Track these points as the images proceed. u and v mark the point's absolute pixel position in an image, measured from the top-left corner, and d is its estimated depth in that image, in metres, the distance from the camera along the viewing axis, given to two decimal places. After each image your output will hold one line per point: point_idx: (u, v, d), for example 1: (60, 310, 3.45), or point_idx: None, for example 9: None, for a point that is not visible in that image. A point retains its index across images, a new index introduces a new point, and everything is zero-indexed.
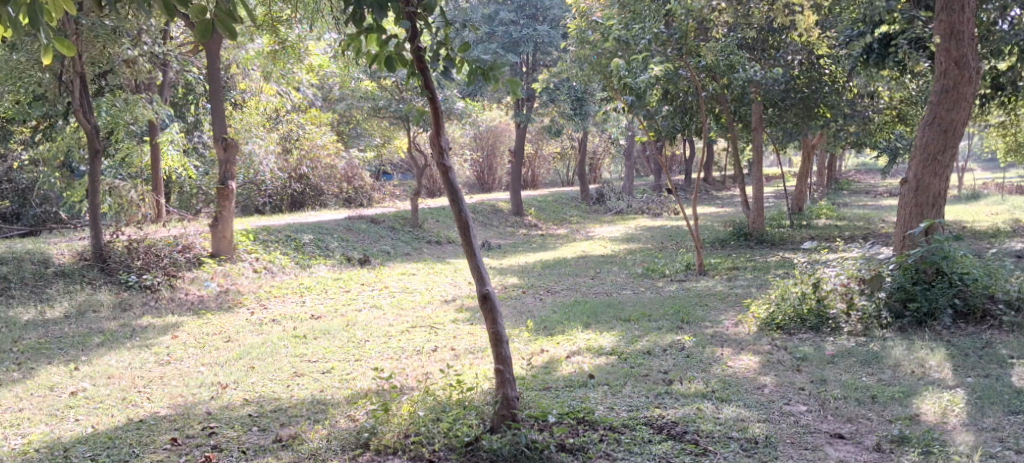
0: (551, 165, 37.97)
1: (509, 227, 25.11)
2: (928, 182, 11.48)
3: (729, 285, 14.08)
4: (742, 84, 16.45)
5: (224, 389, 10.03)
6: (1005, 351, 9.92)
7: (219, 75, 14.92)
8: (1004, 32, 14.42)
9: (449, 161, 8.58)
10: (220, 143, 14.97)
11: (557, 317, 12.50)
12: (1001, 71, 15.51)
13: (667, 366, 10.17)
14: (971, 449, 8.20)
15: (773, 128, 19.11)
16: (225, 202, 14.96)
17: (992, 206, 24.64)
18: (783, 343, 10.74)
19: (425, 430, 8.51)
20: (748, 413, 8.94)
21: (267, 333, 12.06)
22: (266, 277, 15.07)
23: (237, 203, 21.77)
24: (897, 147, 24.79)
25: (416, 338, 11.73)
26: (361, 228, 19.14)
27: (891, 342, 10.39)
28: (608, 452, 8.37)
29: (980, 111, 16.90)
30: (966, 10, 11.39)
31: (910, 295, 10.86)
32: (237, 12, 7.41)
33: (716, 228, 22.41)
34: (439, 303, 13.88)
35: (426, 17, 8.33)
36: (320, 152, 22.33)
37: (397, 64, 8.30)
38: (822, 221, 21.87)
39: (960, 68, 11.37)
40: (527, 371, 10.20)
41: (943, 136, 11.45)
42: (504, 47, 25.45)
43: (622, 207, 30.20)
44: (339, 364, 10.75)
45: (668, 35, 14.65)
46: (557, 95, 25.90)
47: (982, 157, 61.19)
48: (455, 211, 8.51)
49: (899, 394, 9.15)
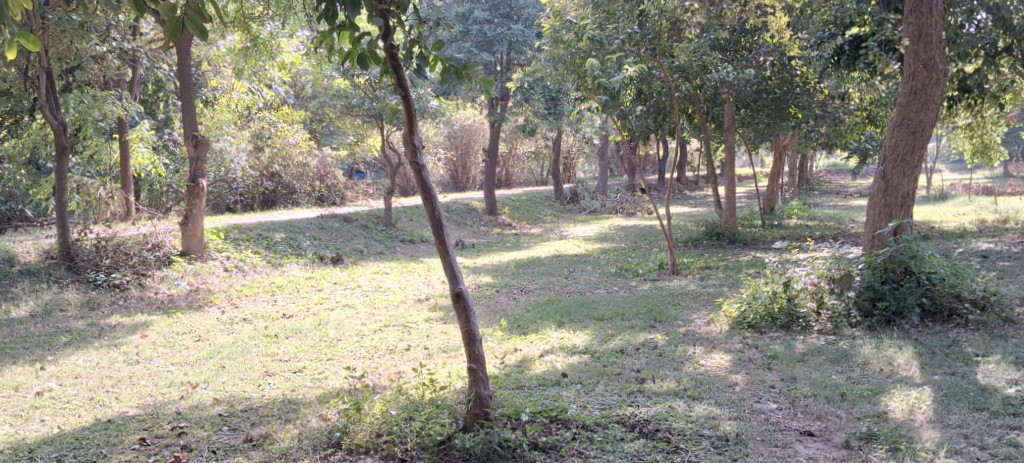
0: (525, 165, 37.95)
1: (482, 226, 25.03)
2: (897, 182, 11.58)
3: (701, 285, 14.10)
4: (715, 85, 16.58)
5: (194, 389, 9.96)
6: (970, 350, 10.03)
7: (191, 72, 14.76)
8: (971, 35, 14.60)
9: (422, 160, 8.55)
10: (190, 140, 14.79)
11: (531, 317, 12.51)
12: (967, 73, 15.74)
13: (639, 364, 10.20)
14: (937, 445, 8.29)
15: (746, 128, 19.20)
16: (196, 200, 14.83)
17: (959, 207, 24.98)
18: (755, 341, 10.79)
19: (397, 429, 8.49)
20: (720, 411, 9.00)
21: (239, 332, 11.99)
22: (236, 276, 14.94)
23: (208, 201, 21.62)
24: (866, 148, 25.03)
25: (389, 338, 11.69)
26: (333, 227, 19.02)
27: (860, 341, 10.47)
28: (580, 450, 8.39)
29: (948, 112, 17.05)
30: (934, 12, 11.51)
31: (879, 294, 10.97)
32: (206, 11, 7.37)
33: (689, 228, 22.46)
34: (412, 303, 13.81)
35: (400, 15, 8.33)
36: (292, 150, 22.16)
37: (369, 62, 8.29)
38: (793, 221, 21.99)
39: (927, 71, 11.48)
40: (500, 370, 10.21)
41: (912, 137, 11.54)
42: (478, 46, 25.39)
43: (596, 207, 30.31)
44: (310, 364, 10.69)
45: (642, 35, 14.80)
46: (532, 94, 25.93)
47: (950, 159, 62.08)
48: (428, 211, 8.50)
49: (867, 392, 9.24)
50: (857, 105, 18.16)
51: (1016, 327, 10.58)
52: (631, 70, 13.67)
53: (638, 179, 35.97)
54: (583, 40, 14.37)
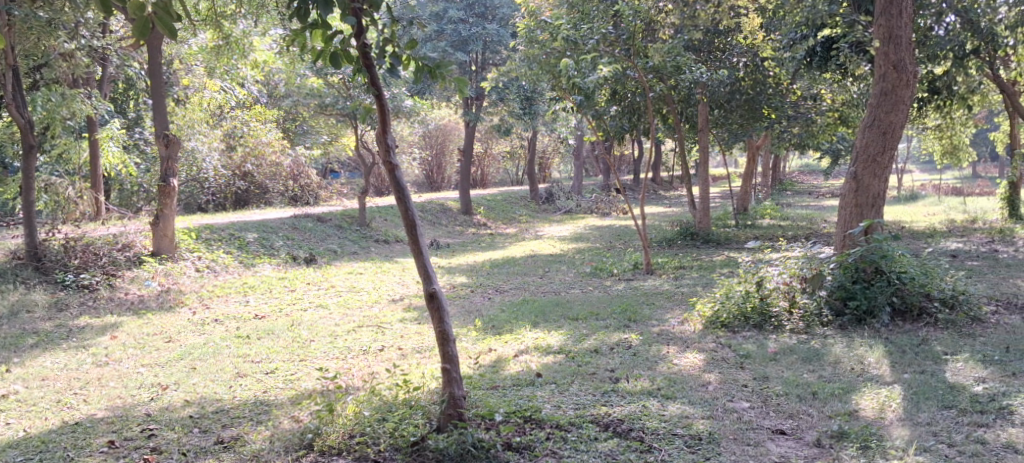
0: (500, 165, 37.92)
1: (457, 226, 24.98)
2: (868, 182, 11.66)
3: (675, 285, 14.14)
4: (689, 85, 16.64)
5: (165, 390, 9.88)
6: (939, 348, 10.11)
7: (162, 71, 14.62)
8: (940, 38, 14.76)
9: (396, 160, 8.51)
10: (162, 139, 14.67)
11: (506, 317, 12.50)
12: (936, 75, 15.89)
13: (614, 364, 10.21)
14: (906, 443, 8.35)
15: (719, 129, 19.27)
16: (168, 200, 14.72)
17: (929, 207, 25.18)
18: (728, 340, 10.83)
19: (370, 430, 8.49)
20: (692, 410, 9.03)
21: (210, 333, 11.91)
22: (208, 276, 14.85)
23: (180, 201, 21.44)
24: (838, 148, 25.22)
25: (362, 338, 11.63)
26: (306, 227, 18.92)
27: (831, 340, 10.56)
28: (554, 450, 8.40)
29: (918, 113, 17.19)
30: (904, 15, 11.59)
31: (850, 293, 11.07)
32: (175, 9, 7.31)
33: (663, 228, 22.53)
34: (386, 303, 13.78)
35: (372, 14, 8.28)
36: (265, 149, 22.03)
37: (341, 61, 8.24)
38: (766, 221, 22.12)
39: (897, 72, 11.56)
40: (475, 370, 10.20)
41: (882, 138, 11.62)
42: (452, 46, 25.32)
43: (572, 207, 30.35)
44: (282, 365, 10.63)
45: (616, 36, 14.82)
46: (507, 94, 25.90)
47: (920, 159, 62.70)
48: (401, 210, 8.46)
49: (838, 390, 9.30)
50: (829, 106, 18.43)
51: (983, 326, 10.70)
52: (606, 70, 13.66)
53: (613, 179, 36.05)
54: (557, 40, 14.33)
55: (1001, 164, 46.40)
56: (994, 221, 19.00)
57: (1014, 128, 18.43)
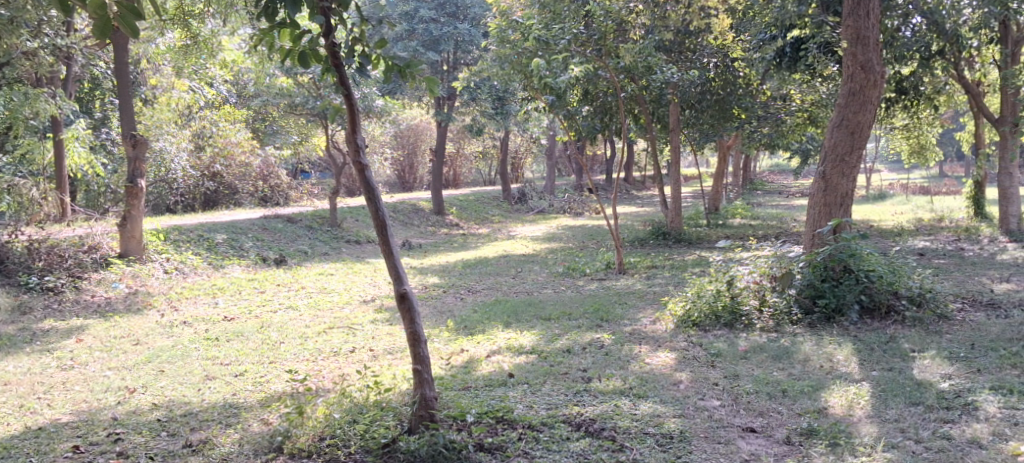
0: (473, 165, 37.89)
1: (429, 226, 24.93)
2: (836, 181, 11.73)
3: (647, 284, 14.18)
4: (660, 85, 16.69)
5: (132, 393, 9.75)
6: (907, 346, 10.19)
7: (128, 70, 14.46)
8: (907, 39, 14.84)
9: (366, 160, 8.46)
10: (128, 140, 14.50)
11: (478, 317, 12.46)
12: (903, 75, 16.06)
13: (586, 364, 10.20)
14: (875, 440, 8.40)
15: (690, 129, 19.34)
16: (134, 201, 14.55)
17: (897, 206, 25.46)
18: (699, 339, 10.86)
19: (340, 432, 8.43)
20: (664, 409, 9.04)
21: (179, 335, 11.78)
22: (177, 278, 14.73)
23: (148, 202, 21.23)
24: (808, 148, 25.38)
25: (333, 340, 11.54)
26: (276, 228, 18.81)
27: (801, 338, 10.61)
28: (526, 450, 8.37)
29: (886, 113, 17.33)
30: (871, 16, 11.65)
31: (819, 292, 11.16)
32: (140, 8, 7.23)
33: (634, 228, 22.60)
34: (358, 304, 13.71)
35: (341, 13, 8.23)
36: (235, 149, 21.86)
37: (310, 60, 8.17)
38: (737, 221, 22.24)
39: (865, 72, 11.62)
40: (446, 371, 10.16)
41: (850, 137, 11.70)
42: (423, 45, 25.25)
43: (544, 207, 30.38)
44: (251, 367, 10.53)
45: (587, 36, 14.82)
46: (479, 93, 25.84)
47: (888, 159, 63.37)
48: (371, 211, 8.41)
49: (808, 388, 9.34)
50: None
51: (950, 324, 10.80)
52: (578, 69, 13.64)
53: (586, 179, 36.10)
54: (528, 39, 14.29)
55: (967, 163, 47.00)
56: (961, 220, 19.19)
57: (979, 128, 18.61)
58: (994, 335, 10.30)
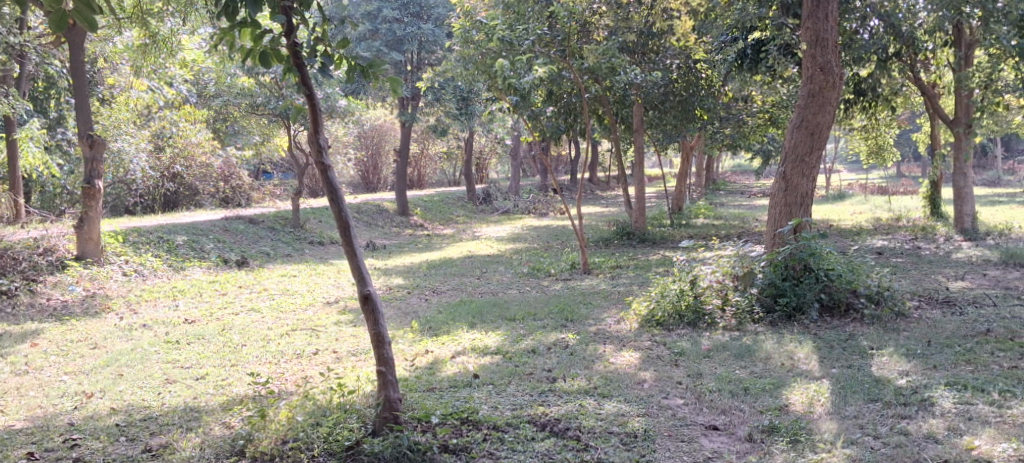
0: (437, 166, 37.83)
1: (393, 227, 24.82)
2: (796, 182, 11.85)
3: (611, 284, 14.23)
4: (623, 87, 16.76)
5: (89, 398, 9.62)
6: (865, 343, 10.30)
7: (84, 69, 14.22)
8: (865, 41, 15.09)
9: (328, 160, 8.41)
10: (84, 140, 14.28)
11: (443, 318, 12.43)
12: (862, 76, 16.13)
13: (551, 364, 10.21)
14: (834, 436, 8.48)
15: (653, 130, 19.44)
16: (91, 202, 14.31)
17: (857, 205, 25.78)
18: (662, 338, 10.90)
19: (303, 435, 8.34)
20: (628, 408, 9.06)
21: (138, 339, 11.64)
22: (136, 280, 14.57)
23: (106, 204, 21.01)
24: (769, 148, 25.62)
25: (296, 342, 11.45)
26: (238, 229, 18.65)
27: (762, 336, 10.69)
28: (491, 451, 8.37)
29: (845, 115, 17.51)
30: (830, 18, 11.74)
31: (779, 291, 11.28)
32: (95, 3, 7.26)
33: (599, 228, 22.67)
34: (321, 306, 13.60)
35: (302, 12, 8.19)
36: (195, 150, 21.64)
37: (271, 60, 8.09)
38: (700, 220, 22.38)
39: (824, 74, 11.72)
40: (411, 372, 10.13)
41: (810, 138, 11.80)
42: (387, 45, 25.18)
43: (509, 207, 30.45)
44: (213, 371, 10.43)
45: (551, 37, 14.84)
46: (443, 94, 25.76)
47: (848, 159, 64.16)
48: (334, 211, 8.36)
49: (769, 385, 9.41)
50: (760, 108, 18.95)
51: (907, 321, 10.92)
52: (542, 70, 13.63)
53: (550, 179, 36.18)
54: (492, 41, 14.21)
55: (925, 162, 47.69)
56: (918, 219, 19.46)
57: (935, 129, 18.84)
58: (949, 332, 10.43)
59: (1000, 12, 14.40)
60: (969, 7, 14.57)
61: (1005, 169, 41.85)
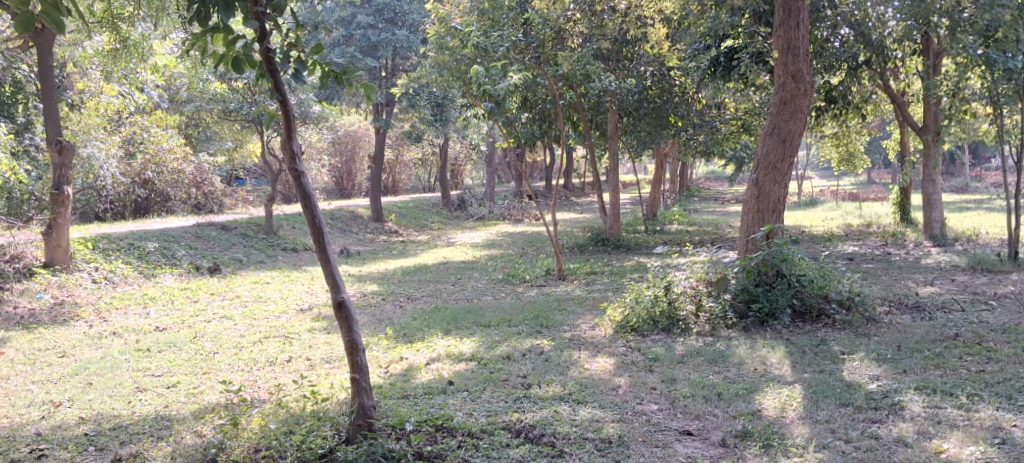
0: (412, 172, 37.77)
1: (368, 233, 24.74)
2: (768, 188, 11.92)
3: (586, 290, 14.25)
4: (598, 94, 16.80)
5: (57, 408, 9.50)
6: (837, 348, 10.37)
7: (53, 74, 14.08)
8: (835, 49, 15.50)
9: (302, 166, 8.36)
10: (54, 146, 14.15)
11: (417, 324, 12.39)
12: (833, 84, 16.46)
13: (526, 370, 10.20)
14: (806, 440, 8.52)
15: (628, 137, 19.52)
16: (61, 209, 14.15)
17: (828, 211, 26.00)
18: (637, 344, 10.91)
19: (276, 443, 8.28)
20: (603, 414, 9.07)
21: (108, 347, 11.52)
22: (106, 288, 14.43)
23: (75, 210, 20.79)
24: (742, 155, 25.80)
25: (269, 350, 11.37)
26: (210, 236, 18.51)
27: (735, 341, 10.73)
28: (465, 458, 8.33)
29: (816, 122, 17.67)
30: (802, 26, 11.82)
31: (752, 296, 11.34)
32: (63, 5, 7.25)
33: (574, 234, 22.72)
34: (295, 313, 13.50)
35: (275, 18, 8.14)
36: (167, 157, 21.46)
37: (244, 65, 8.03)
38: (674, 227, 22.49)
39: (796, 82, 11.79)
40: (385, 379, 10.08)
41: (782, 145, 11.87)
42: (361, 51, 25.16)
43: (484, 213, 30.49)
44: (184, 378, 10.34)
45: (526, 44, 14.88)
46: (417, 100, 25.72)
47: (819, 165, 64.77)
48: (308, 218, 8.31)
49: (742, 391, 9.44)
50: (733, 114, 19.25)
51: (878, 326, 11.01)
52: (517, 76, 13.61)
53: (525, 186, 36.23)
54: (468, 46, 14.29)
55: (895, 169, 48.18)
56: (888, 225, 19.64)
57: (904, 136, 19.01)
58: (918, 337, 10.52)
59: (967, 21, 14.50)
60: (937, 16, 14.67)
61: (973, 176, 42.33)
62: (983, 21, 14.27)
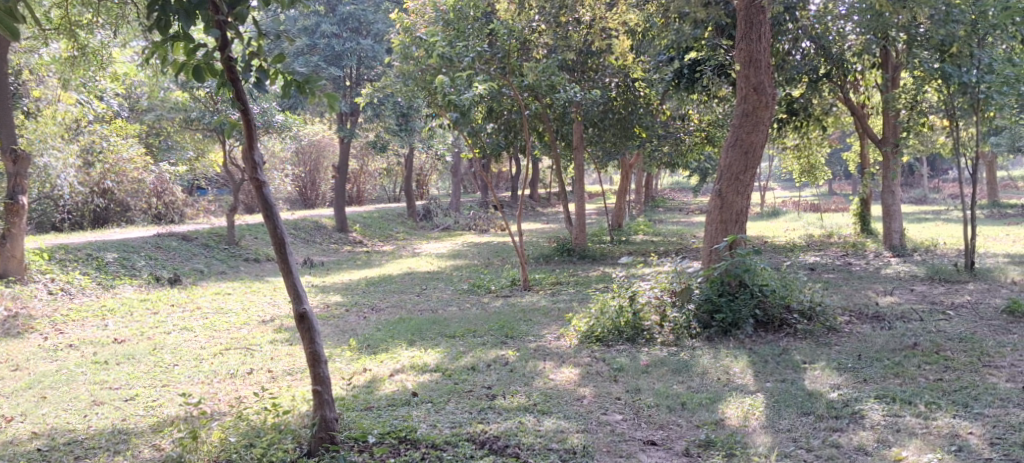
0: (377, 182, 37.62)
1: (332, 244, 24.58)
2: (731, 200, 11.96)
3: (552, 300, 14.22)
4: (563, 105, 16.77)
5: (9, 422, 9.31)
6: (798, 357, 10.42)
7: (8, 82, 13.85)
8: (796, 61, 15.80)
9: (263, 177, 8.27)
10: (9, 155, 13.95)
11: (381, 336, 12.28)
12: (794, 97, 16.64)
13: (490, 381, 10.15)
14: (769, 449, 8.54)
15: (593, 148, 19.58)
16: (15, 219, 13.97)
17: (791, 222, 26.24)
18: (602, 354, 10.90)
19: (236, 457, 8.20)
20: (568, 425, 9.02)
21: (63, 360, 11.32)
22: (62, 299, 14.19)
23: (32, 219, 20.45)
24: (706, 167, 25.94)
25: (230, 362, 11.23)
26: (170, 246, 18.27)
27: (699, 351, 10.76)
28: None
29: (778, 133, 17.80)
30: (763, 39, 11.92)
31: (716, 306, 11.34)
32: (17, 11, 7.11)
33: (540, 244, 22.71)
34: (256, 325, 13.36)
35: (239, 27, 7.97)
36: (127, 167, 20.62)
37: (205, 75, 7.95)
38: (639, 237, 22.56)
39: (758, 95, 11.86)
40: (348, 391, 9.98)
41: (744, 157, 11.92)
42: (326, 61, 24.99)
43: (450, 223, 30.43)
44: (143, 391, 10.17)
45: (492, 54, 14.85)
46: (382, 110, 25.63)
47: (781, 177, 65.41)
48: (269, 228, 8.22)
49: (705, 400, 9.45)
50: (696, 126, 19.37)
51: (838, 335, 11.11)
52: (482, 87, 13.58)
53: (490, 196, 36.23)
54: (432, 57, 14.18)
55: (855, 180, 48.75)
56: (849, 236, 19.81)
57: (863, 148, 19.19)
58: (878, 346, 10.60)
59: (922, 36, 14.85)
60: (894, 32, 15.08)
61: (931, 187, 42.94)
62: (938, 36, 14.41)
